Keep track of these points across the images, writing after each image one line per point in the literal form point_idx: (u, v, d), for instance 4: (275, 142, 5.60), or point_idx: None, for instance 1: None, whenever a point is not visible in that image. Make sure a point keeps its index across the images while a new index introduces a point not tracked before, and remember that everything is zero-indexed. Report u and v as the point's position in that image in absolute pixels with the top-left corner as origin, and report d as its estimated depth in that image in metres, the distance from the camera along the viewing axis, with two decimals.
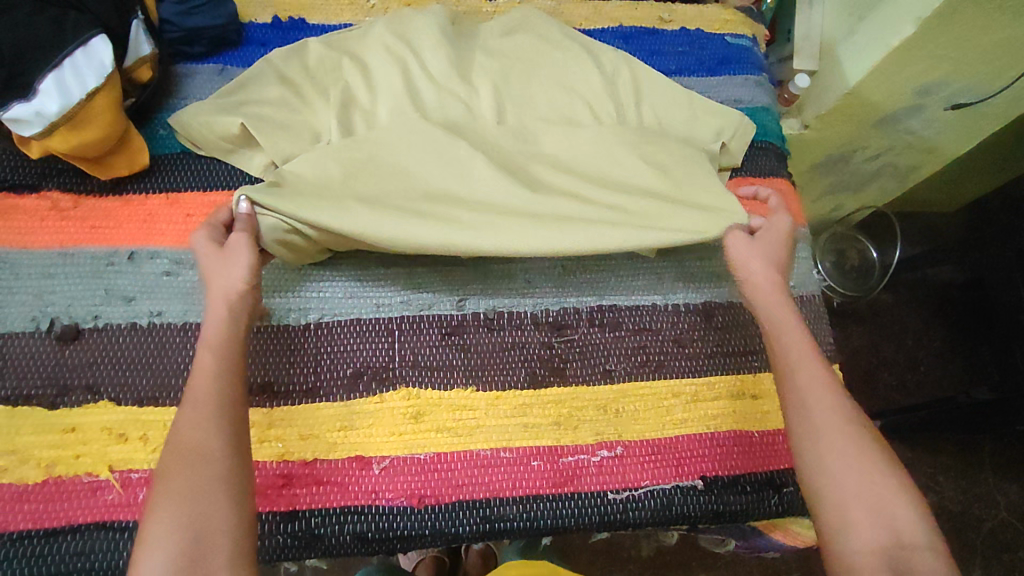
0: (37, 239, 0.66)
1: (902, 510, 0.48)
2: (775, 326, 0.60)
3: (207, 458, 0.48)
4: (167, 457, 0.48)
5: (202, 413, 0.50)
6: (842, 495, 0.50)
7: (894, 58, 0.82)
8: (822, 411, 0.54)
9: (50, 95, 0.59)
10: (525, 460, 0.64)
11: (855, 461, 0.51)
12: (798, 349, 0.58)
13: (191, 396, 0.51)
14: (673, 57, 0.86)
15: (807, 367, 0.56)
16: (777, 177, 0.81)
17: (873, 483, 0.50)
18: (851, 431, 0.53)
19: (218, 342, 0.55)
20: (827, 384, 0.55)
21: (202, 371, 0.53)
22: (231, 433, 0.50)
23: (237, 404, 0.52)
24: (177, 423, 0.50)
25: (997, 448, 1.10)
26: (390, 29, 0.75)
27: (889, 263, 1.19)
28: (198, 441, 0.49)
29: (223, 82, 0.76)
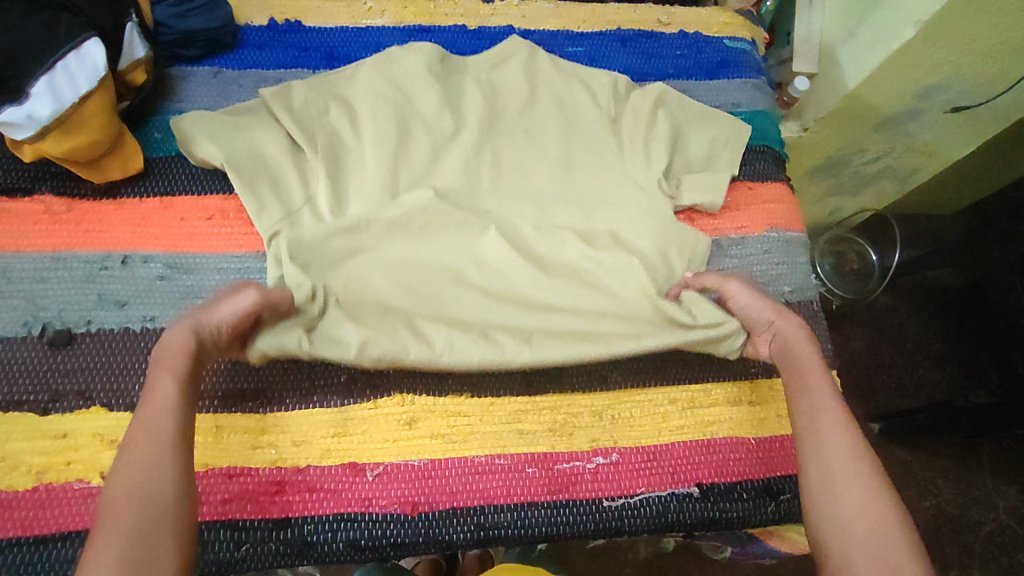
0: (30, 243, 0.65)
1: (914, 567, 0.43)
2: (800, 370, 0.59)
3: (154, 491, 0.44)
4: (110, 489, 0.44)
5: (157, 445, 0.46)
6: (850, 537, 0.46)
7: (893, 61, 0.82)
8: (835, 452, 0.51)
9: (42, 98, 0.58)
10: (520, 467, 0.64)
11: (868, 505, 0.47)
12: (824, 395, 0.56)
13: (146, 424, 0.47)
14: (672, 60, 0.86)
15: (831, 410, 0.54)
16: (774, 182, 0.80)
17: (885, 528, 0.46)
18: (867, 475, 0.49)
19: (181, 368, 0.51)
20: (851, 429, 0.53)
21: (159, 401, 0.49)
22: (185, 468, 0.46)
23: (188, 439, 0.48)
24: (125, 450, 0.46)
25: (995, 451, 1.09)
26: (378, 69, 0.74)
27: (888, 266, 1.18)
28: (143, 473, 0.45)
29: (219, 85, 0.75)
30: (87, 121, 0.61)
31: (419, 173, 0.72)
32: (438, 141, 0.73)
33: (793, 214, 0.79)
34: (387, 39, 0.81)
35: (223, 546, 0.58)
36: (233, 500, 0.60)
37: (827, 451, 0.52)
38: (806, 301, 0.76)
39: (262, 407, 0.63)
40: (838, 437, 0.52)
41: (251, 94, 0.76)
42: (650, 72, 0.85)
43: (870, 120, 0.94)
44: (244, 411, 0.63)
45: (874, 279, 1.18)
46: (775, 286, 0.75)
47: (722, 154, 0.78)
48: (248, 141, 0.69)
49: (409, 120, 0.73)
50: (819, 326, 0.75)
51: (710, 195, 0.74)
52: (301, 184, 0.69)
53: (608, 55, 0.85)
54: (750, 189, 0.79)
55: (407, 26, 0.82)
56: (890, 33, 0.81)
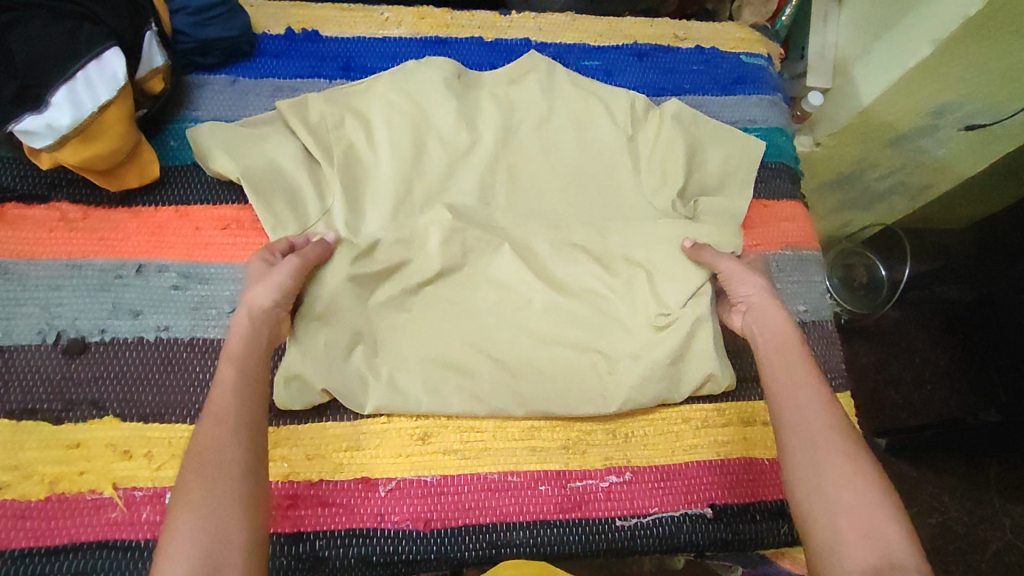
0: (45, 251, 0.65)
1: (894, 534, 0.47)
2: (782, 351, 0.60)
3: (226, 469, 0.48)
4: (187, 467, 0.49)
5: (221, 427, 0.51)
6: (835, 509, 0.49)
7: (909, 79, 0.81)
8: (820, 430, 0.53)
9: (62, 107, 0.59)
10: (532, 484, 0.64)
11: (849, 475, 0.50)
12: (800, 372, 0.58)
13: (213, 410, 0.52)
14: (688, 76, 0.85)
15: (806, 388, 0.57)
16: (790, 199, 0.80)
17: (866, 497, 0.49)
18: (847, 447, 0.52)
19: (239, 354, 0.56)
20: (828, 403, 0.55)
21: (220, 386, 0.54)
22: (252, 447, 0.51)
23: (256, 414, 0.53)
24: (197, 433, 0.51)
25: (1004, 470, 1.08)
26: (394, 84, 0.74)
27: (899, 280, 1.16)
28: (213, 455, 0.49)
29: (236, 94, 0.76)
30: (106, 130, 0.61)
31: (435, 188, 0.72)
32: (454, 155, 0.73)
33: (807, 231, 0.79)
34: (403, 50, 0.81)
35: None
36: None
37: (808, 428, 0.54)
38: (819, 321, 0.76)
39: (276, 421, 0.63)
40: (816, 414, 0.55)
41: (269, 104, 0.76)
42: (666, 87, 0.84)
43: (883, 136, 0.93)
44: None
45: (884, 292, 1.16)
46: (789, 305, 0.75)
47: (727, 173, 0.77)
48: (264, 155, 0.69)
49: (425, 134, 0.73)
50: (831, 345, 0.75)
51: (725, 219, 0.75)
52: (317, 198, 0.69)
53: (624, 69, 0.84)
54: (765, 207, 0.79)
55: (424, 38, 0.82)
56: (906, 51, 0.81)
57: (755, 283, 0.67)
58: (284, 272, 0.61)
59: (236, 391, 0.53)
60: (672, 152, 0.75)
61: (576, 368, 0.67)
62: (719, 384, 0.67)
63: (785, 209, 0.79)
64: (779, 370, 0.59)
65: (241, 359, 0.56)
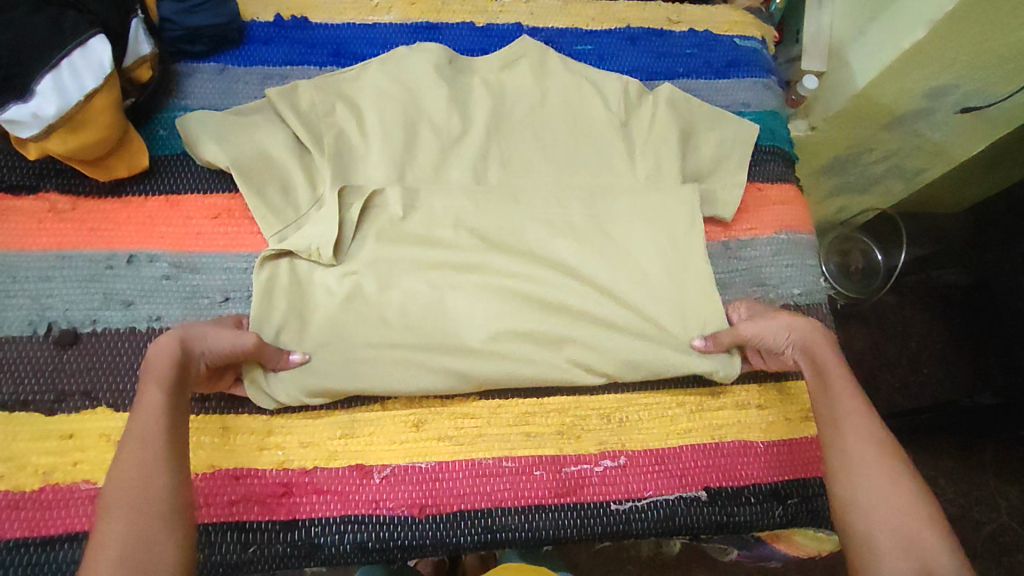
0: (34, 241, 0.65)
1: (935, 546, 0.46)
2: (817, 372, 0.60)
3: (152, 497, 0.45)
4: (110, 492, 0.45)
5: (149, 452, 0.47)
6: (876, 528, 0.48)
7: (902, 61, 0.81)
8: (858, 446, 0.53)
9: (47, 96, 0.58)
10: (527, 469, 0.64)
11: (889, 494, 0.49)
12: (843, 393, 0.57)
13: (139, 432, 0.48)
14: (681, 59, 0.85)
15: (846, 405, 0.56)
16: (784, 183, 0.80)
17: (906, 513, 0.48)
18: (887, 467, 0.51)
19: (168, 376, 0.52)
20: (866, 420, 0.55)
21: (147, 408, 0.50)
22: (177, 472, 0.48)
23: (178, 441, 0.50)
24: (118, 459, 0.47)
25: (999, 452, 1.09)
26: (385, 70, 0.74)
27: (894, 266, 1.16)
28: (138, 481, 0.46)
29: (225, 82, 0.75)
30: (93, 118, 0.61)
31: (428, 179, 0.71)
32: (446, 141, 0.72)
33: (801, 216, 0.79)
34: (394, 37, 0.80)
35: (230, 548, 0.58)
36: (239, 501, 0.60)
37: (849, 450, 0.53)
38: (813, 304, 0.76)
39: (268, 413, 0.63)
40: (859, 437, 0.54)
41: (259, 92, 0.75)
42: (660, 71, 0.84)
43: (878, 119, 0.92)
44: (252, 412, 0.63)
45: (879, 279, 1.16)
46: (783, 289, 0.75)
47: (723, 152, 0.77)
48: (253, 144, 0.69)
49: (417, 122, 0.72)
50: (826, 328, 0.75)
51: (717, 206, 0.75)
52: (308, 186, 0.68)
53: (617, 53, 0.84)
54: (759, 190, 0.79)
55: (415, 24, 0.81)
56: (901, 33, 0.80)
57: (781, 321, 0.64)
58: (228, 340, 0.56)
59: (164, 415, 0.50)
60: (668, 132, 0.74)
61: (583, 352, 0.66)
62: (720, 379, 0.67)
63: (779, 193, 0.79)
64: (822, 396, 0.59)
65: (171, 385, 0.51)
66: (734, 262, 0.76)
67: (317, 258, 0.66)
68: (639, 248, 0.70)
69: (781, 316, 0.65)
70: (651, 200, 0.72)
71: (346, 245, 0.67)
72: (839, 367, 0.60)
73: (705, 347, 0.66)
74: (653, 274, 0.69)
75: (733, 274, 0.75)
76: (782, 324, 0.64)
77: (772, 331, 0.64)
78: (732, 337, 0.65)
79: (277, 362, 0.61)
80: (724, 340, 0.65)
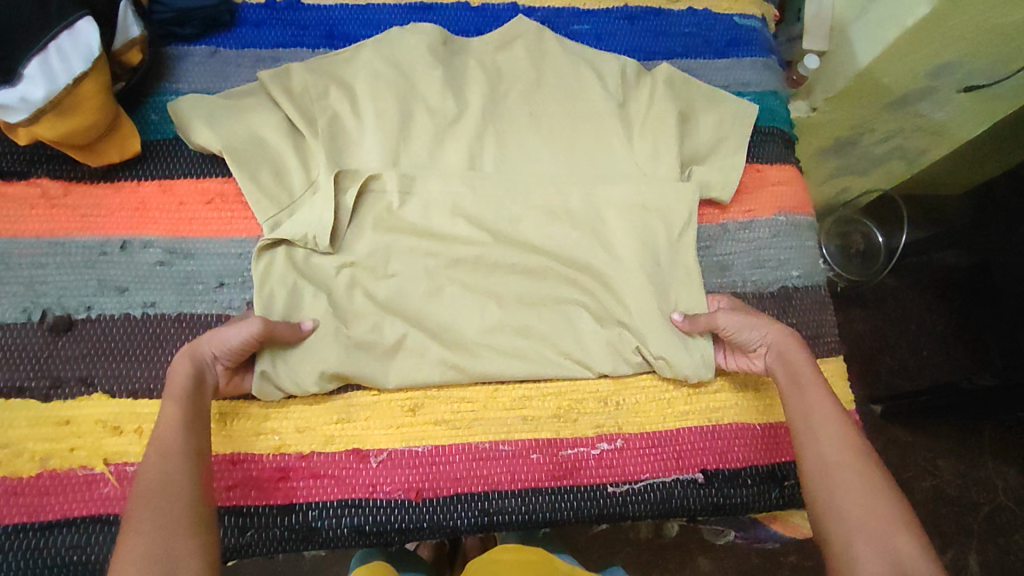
0: (27, 228, 0.65)
1: (908, 547, 0.46)
2: (792, 377, 0.60)
3: (174, 497, 0.45)
4: (134, 500, 0.45)
5: (170, 461, 0.48)
6: (848, 528, 0.48)
7: (904, 40, 0.79)
8: (832, 449, 0.53)
9: (36, 80, 0.57)
10: (524, 452, 0.64)
11: (862, 496, 0.49)
12: (817, 397, 0.57)
13: (160, 443, 0.49)
14: (680, 39, 0.83)
15: (819, 409, 0.56)
16: (783, 164, 0.79)
17: (879, 515, 0.48)
18: (861, 469, 0.51)
19: (184, 392, 0.53)
20: (841, 424, 0.55)
21: (168, 424, 0.50)
22: (198, 480, 0.48)
23: (199, 452, 0.50)
24: (141, 470, 0.47)
25: (997, 433, 1.09)
26: (379, 51, 0.73)
27: (894, 247, 1.16)
28: (159, 488, 0.45)
29: (217, 65, 0.74)
30: (82, 103, 0.60)
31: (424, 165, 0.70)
32: (442, 125, 0.71)
33: (801, 198, 0.78)
34: (388, 18, 0.79)
35: (228, 532, 0.59)
36: (237, 486, 0.60)
37: (823, 452, 0.53)
38: (812, 285, 0.75)
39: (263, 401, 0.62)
40: (833, 439, 0.54)
41: (251, 74, 0.74)
42: (658, 51, 0.83)
43: (880, 99, 0.91)
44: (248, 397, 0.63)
45: (881, 259, 1.15)
46: (781, 271, 0.75)
47: (722, 134, 0.76)
48: (246, 127, 0.68)
49: (413, 106, 0.71)
50: (825, 310, 0.74)
51: (717, 189, 0.74)
52: (302, 170, 0.68)
53: (615, 33, 0.82)
54: (758, 171, 0.78)
55: (409, 4, 0.80)
56: (904, 11, 0.78)
57: (756, 322, 0.63)
58: (239, 333, 0.57)
59: (184, 427, 0.50)
60: (665, 114, 0.73)
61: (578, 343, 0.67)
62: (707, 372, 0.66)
63: (778, 175, 0.78)
64: (796, 402, 0.58)
65: (184, 397, 0.52)
66: (735, 242, 0.75)
67: (312, 245, 0.65)
68: (632, 233, 0.70)
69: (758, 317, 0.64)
70: (645, 188, 0.70)
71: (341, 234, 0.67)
72: (813, 371, 0.60)
73: (685, 326, 0.66)
74: (650, 258, 0.69)
75: (731, 255, 0.75)
76: (759, 326, 0.63)
77: (747, 331, 0.63)
78: (708, 322, 0.65)
79: (293, 335, 0.61)
80: (700, 322, 0.65)
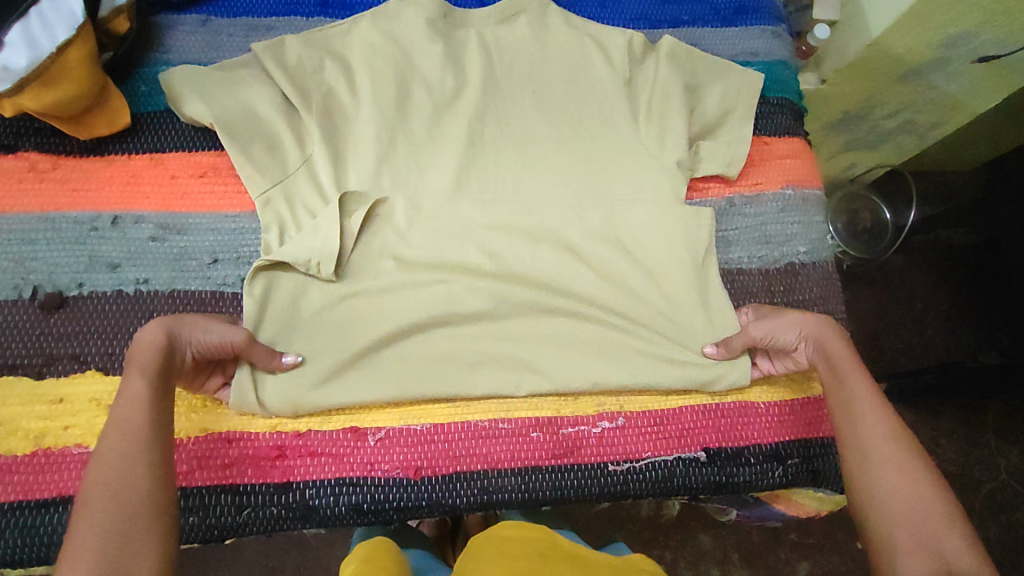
0: (14, 203, 0.63)
1: (953, 540, 0.44)
2: (833, 372, 0.58)
3: (134, 479, 0.43)
4: (89, 479, 0.43)
5: (129, 439, 0.45)
6: (890, 524, 0.47)
7: (919, 8, 0.77)
8: (875, 444, 0.51)
9: (17, 47, 0.56)
10: (524, 431, 0.63)
11: (903, 488, 0.48)
12: (858, 387, 0.55)
13: (118, 420, 0.46)
14: (686, 6, 0.80)
15: (862, 404, 0.54)
16: (792, 137, 0.77)
17: (920, 506, 0.46)
18: (905, 462, 0.49)
19: (152, 366, 0.50)
20: (883, 417, 0.53)
21: (129, 396, 0.48)
22: (159, 461, 0.46)
23: (162, 431, 0.48)
24: (98, 448, 0.45)
25: (1002, 411, 1.08)
26: (376, 24, 0.70)
27: (903, 224, 1.13)
28: (116, 470, 0.43)
29: (207, 34, 0.71)
30: (66, 73, 0.58)
31: (421, 143, 0.68)
32: (440, 100, 0.69)
33: (809, 172, 0.76)
34: None
35: (224, 510, 0.58)
36: (233, 464, 0.59)
37: (863, 445, 0.52)
38: (819, 262, 0.73)
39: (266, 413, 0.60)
40: (875, 430, 0.52)
41: (243, 45, 0.71)
42: (663, 20, 0.80)
43: (892, 71, 0.88)
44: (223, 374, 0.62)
45: (888, 237, 1.13)
46: (788, 247, 0.73)
47: (729, 107, 0.74)
48: (238, 99, 0.66)
49: (409, 79, 0.69)
50: (832, 287, 0.73)
51: (724, 164, 0.72)
52: (295, 145, 0.65)
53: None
54: (765, 144, 0.76)
55: None
56: None
57: (790, 318, 0.62)
58: (221, 333, 0.55)
59: (147, 403, 0.48)
60: (671, 89, 0.71)
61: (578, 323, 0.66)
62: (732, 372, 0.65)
63: (786, 148, 0.76)
64: (838, 397, 0.56)
65: (153, 372, 0.49)
66: (740, 218, 0.73)
67: (315, 272, 0.63)
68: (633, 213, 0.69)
69: (789, 314, 0.63)
70: (651, 169, 0.70)
71: (346, 261, 0.64)
72: (853, 360, 0.58)
73: (718, 355, 0.64)
74: (651, 239, 0.68)
75: (739, 231, 0.73)
76: (793, 322, 0.62)
77: (782, 329, 0.62)
78: (744, 340, 0.63)
79: (271, 361, 0.59)
80: (736, 346, 0.63)
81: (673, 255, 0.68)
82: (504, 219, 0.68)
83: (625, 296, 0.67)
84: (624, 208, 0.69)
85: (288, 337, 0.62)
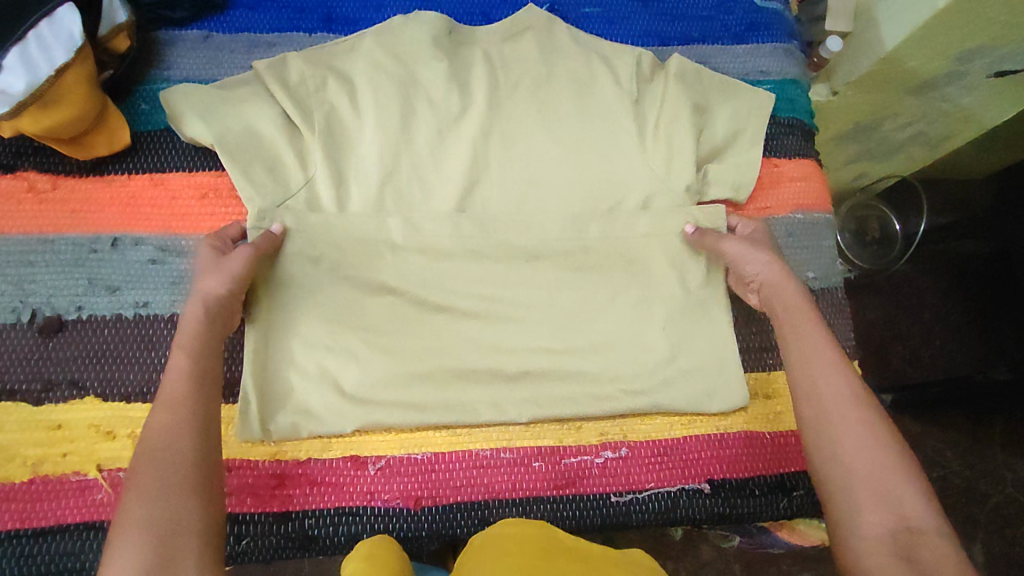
0: (14, 224, 0.62)
1: (911, 494, 0.45)
2: (792, 318, 0.56)
3: (178, 457, 0.44)
4: (138, 455, 0.44)
5: (177, 415, 0.46)
6: (850, 477, 0.46)
7: (935, 23, 0.74)
8: (834, 396, 0.50)
9: (16, 71, 0.55)
10: (524, 460, 0.63)
11: (865, 443, 0.47)
12: (820, 340, 0.53)
13: (166, 397, 0.47)
14: (696, 23, 0.79)
15: (824, 354, 0.52)
16: (801, 158, 0.75)
17: (883, 461, 0.46)
18: (866, 416, 0.48)
19: (194, 343, 0.51)
20: (843, 367, 0.52)
21: (175, 373, 0.49)
22: (204, 438, 0.46)
23: (207, 403, 0.48)
24: (148, 424, 0.46)
25: (1008, 425, 1.06)
26: (379, 42, 0.69)
27: (912, 234, 1.11)
28: (166, 447, 0.44)
29: (208, 51, 0.70)
30: (66, 95, 0.57)
31: (423, 163, 0.67)
32: (444, 120, 0.68)
33: (819, 195, 0.74)
34: None
35: (224, 540, 0.58)
36: (232, 493, 0.59)
37: (822, 397, 0.50)
38: (829, 289, 0.72)
39: (269, 440, 0.60)
40: (836, 384, 0.50)
41: (245, 61, 0.70)
42: (673, 36, 0.78)
43: (906, 83, 0.86)
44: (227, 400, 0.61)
45: (897, 247, 1.11)
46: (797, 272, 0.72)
47: (740, 129, 0.72)
48: (240, 120, 0.64)
49: (413, 97, 0.68)
50: (842, 314, 0.71)
51: (732, 189, 0.71)
52: (297, 166, 0.64)
53: (627, 16, 0.78)
54: (775, 166, 0.74)
55: None
56: None
57: (761, 257, 0.61)
58: (239, 263, 0.56)
59: (191, 381, 0.48)
60: (680, 112, 0.69)
61: (578, 350, 0.65)
62: (728, 400, 0.65)
63: (796, 170, 0.74)
64: (797, 347, 0.54)
65: (194, 346, 0.50)
66: None
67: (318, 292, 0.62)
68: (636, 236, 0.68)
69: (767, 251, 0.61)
70: (659, 190, 0.69)
71: (348, 307, 0.63)
72: (813, 314, 0.55)
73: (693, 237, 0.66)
74: (654, 268, 0.67)
75: None
76: (761, 259, 0.61)
77: (748, 258, 0.61)
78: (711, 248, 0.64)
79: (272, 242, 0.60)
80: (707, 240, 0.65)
81: (677, 281, 0.67)
82: (509, 237, 0.66)
83: (625, 321, 0.65)
84: (625, 220, 0.68)
85: (285, 367, 0.61)
